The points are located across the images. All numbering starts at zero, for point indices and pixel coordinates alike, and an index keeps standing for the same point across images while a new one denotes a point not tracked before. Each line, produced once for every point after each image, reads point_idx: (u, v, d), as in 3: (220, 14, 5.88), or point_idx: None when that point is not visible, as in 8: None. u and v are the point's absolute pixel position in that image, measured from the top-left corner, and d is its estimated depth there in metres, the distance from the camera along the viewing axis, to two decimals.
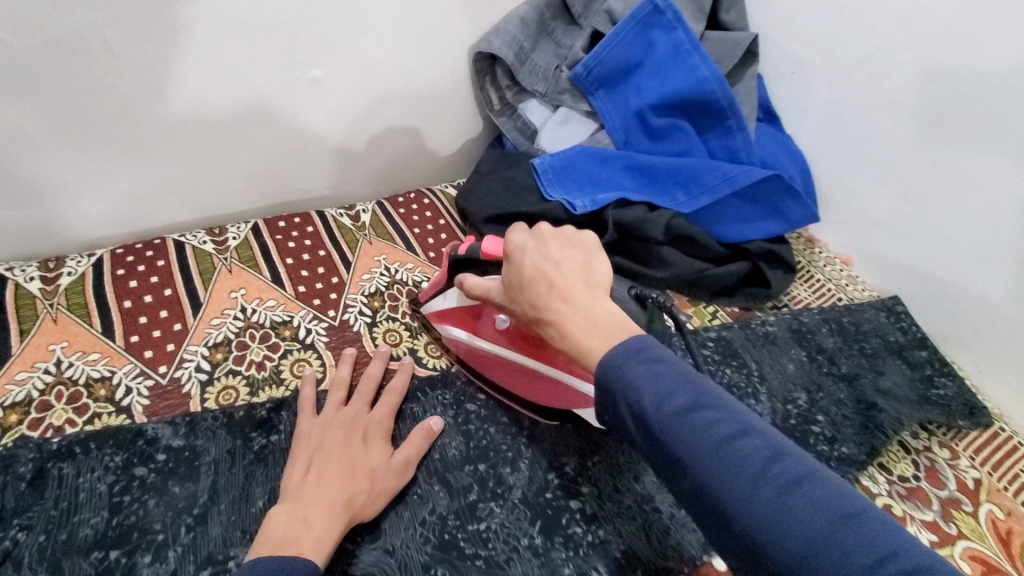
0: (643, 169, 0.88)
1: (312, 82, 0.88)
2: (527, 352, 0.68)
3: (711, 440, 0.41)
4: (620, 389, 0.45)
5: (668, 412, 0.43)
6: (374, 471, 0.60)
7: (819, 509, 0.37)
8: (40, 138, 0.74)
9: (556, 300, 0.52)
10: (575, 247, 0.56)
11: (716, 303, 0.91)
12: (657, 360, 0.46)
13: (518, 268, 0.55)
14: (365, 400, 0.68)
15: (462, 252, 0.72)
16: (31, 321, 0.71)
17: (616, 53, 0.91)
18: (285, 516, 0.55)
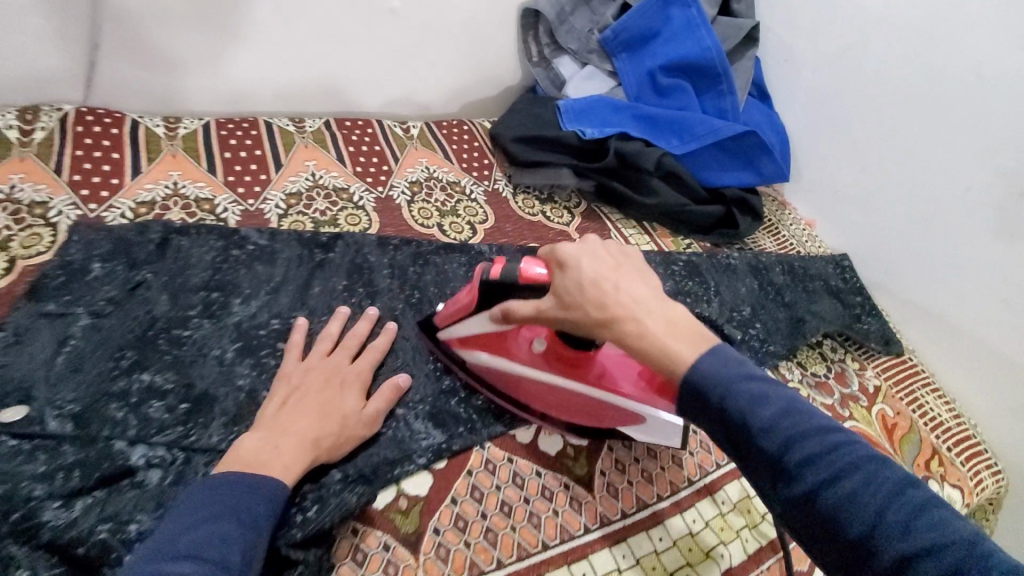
0: (646, 117, 1.07)
1: (391, 12, 1.09)
2: (566, 374, 0.70)
3: (817, 449, 0.48)
4: (721, 398, 0.52)
5: (774, 424, 0.50)
6: (345, 420, 0.62)
7: (932, 527, 0.43)
8: (183, 18, 0.95)
9: (622, 298, 0.59)
10: (623, 259, 0.64)
11: (692, 238, 1.09)
12: (751, 374, 0.53)
13: (580, 275, 0.61)
14: (349, 352, 0.69)
15: (495, 276, 0.67)
16: (156, 153, 0.92)
17: (639, 23, 1.12)
18: (257, 443, 0.58)
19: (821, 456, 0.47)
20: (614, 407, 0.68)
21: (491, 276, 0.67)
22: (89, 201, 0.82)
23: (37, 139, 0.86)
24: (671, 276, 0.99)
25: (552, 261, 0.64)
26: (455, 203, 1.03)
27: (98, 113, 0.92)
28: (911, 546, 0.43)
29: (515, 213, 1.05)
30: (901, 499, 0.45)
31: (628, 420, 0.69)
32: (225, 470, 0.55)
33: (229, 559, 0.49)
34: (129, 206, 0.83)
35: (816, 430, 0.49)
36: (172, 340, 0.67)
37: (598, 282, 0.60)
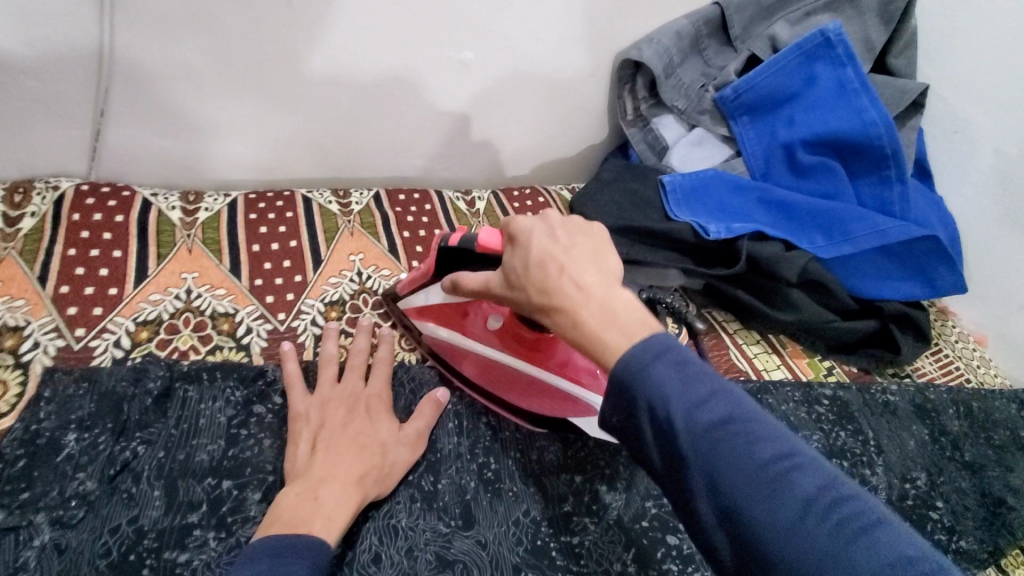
0: (781, 204, 0.84)
1: (462, 64, 0.88)
2: (520, 355, 0.67)
3: (747, 461, 0.37)
4: (641, 394, 0.40)
5: (692, 418, 0.39)
6: (383, 445, 0.58)
7: (873, 556, 0.33)
8: (207, 76, 0.77)
9: (566, 283, 0.47)
10: (584, 235, 0.51)
11: (833, 359, 0.86)
12: (681, 363, 0.41)
13: (525, 252, 0.50)
14: (359, 375, 0.64)
15: (454, 243, 0.64)
16: (169, 247, 0.73)
17: (772, 81, 0.88)
18: (294, 499, 0.51)
19: (748, 469, 0.36)
20: (567, 393, 0.64)
21: (450, 244, 0.64)
22: (76, 323, 0.64)
23: (26, 229, 0.69)
24: (816, 425, 0.76)
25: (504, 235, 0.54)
26: None
27: (101, 189, 0.74)
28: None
29: None
30: (841, 524, 0.34)
31: (582, 411, 0.63)
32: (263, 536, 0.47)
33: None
34: (127, 328, 0.65)
35: (747, 433, 0.38)
36: (160, 574, 0.47)
37: (546, 255, 0.49)
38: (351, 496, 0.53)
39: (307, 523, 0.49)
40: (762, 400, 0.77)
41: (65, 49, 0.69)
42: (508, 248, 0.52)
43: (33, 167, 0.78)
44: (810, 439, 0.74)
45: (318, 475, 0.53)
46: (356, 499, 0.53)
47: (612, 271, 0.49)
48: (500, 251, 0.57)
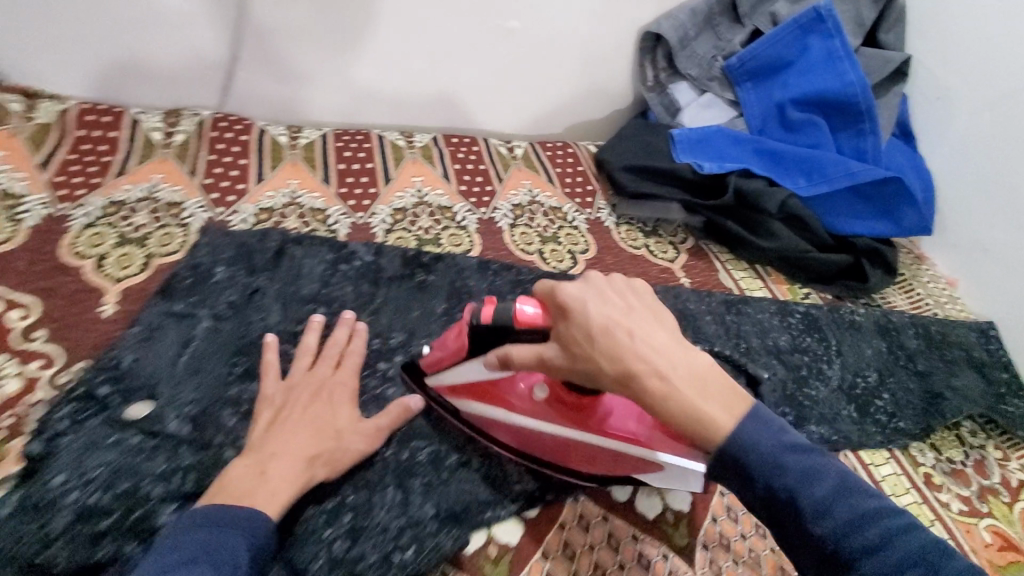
0: (771, 153, 0.99)
1: (509, 32, 1.08)
2: (572, 422, 0.63)
3: (854, 520, 0.46)
4: (757, 466, 0.49)
5: (791, 473, 0.49)
6: (339, 432, 0.61)
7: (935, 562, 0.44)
8: (310, 33, 0.98)
9: (638, 347, 0.52)
10: (631, 297, 0.57)
11: (811, 287, 1.00)
12: (787, 439, 0.50)
13: (585, 321, 0.53)
14: (330, 364, 0.67)
15: (487, 319, 0.59)
16: (278, 161, 0.96)
17: (771, 52, 1.05)
18: (242, 471, 0.56)
19: (861, 529, 0.46)
20: (626, 455, 0.62)
21: (483, 318, 0.59)
22: (218, 204, 0.87)
23: (177, 141, 0.93)
24: (788, 330, 0.92)
25: (550, 302, 0.56)
26: (557, 229, 1.00)
27: (232, 121, 0.98)
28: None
29: (617, 245, 1.00)
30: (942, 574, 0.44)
31: (647, 468, 0.63)
32: (204, 506, 0.53)
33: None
34: (251, 211, 0.88)
35: (854, 501, 0.47)
36: (283, 352, 0.70)
37: (610, 322, 0.53)
38: (298, 468, 0.57)
39: (250, 493, 0.54)
40: (742, 308, 0.92)
41: (211, 6, 0.93)
42: (564, 317, 0.55)
43: (180, 100, 1.02)
44: (778, 338, 0.90)
45: (268, 450, 0.58)
46: (304, 477, 0.57)
47: (667, 325, 0.56)
48: (548, 324, 0.56)
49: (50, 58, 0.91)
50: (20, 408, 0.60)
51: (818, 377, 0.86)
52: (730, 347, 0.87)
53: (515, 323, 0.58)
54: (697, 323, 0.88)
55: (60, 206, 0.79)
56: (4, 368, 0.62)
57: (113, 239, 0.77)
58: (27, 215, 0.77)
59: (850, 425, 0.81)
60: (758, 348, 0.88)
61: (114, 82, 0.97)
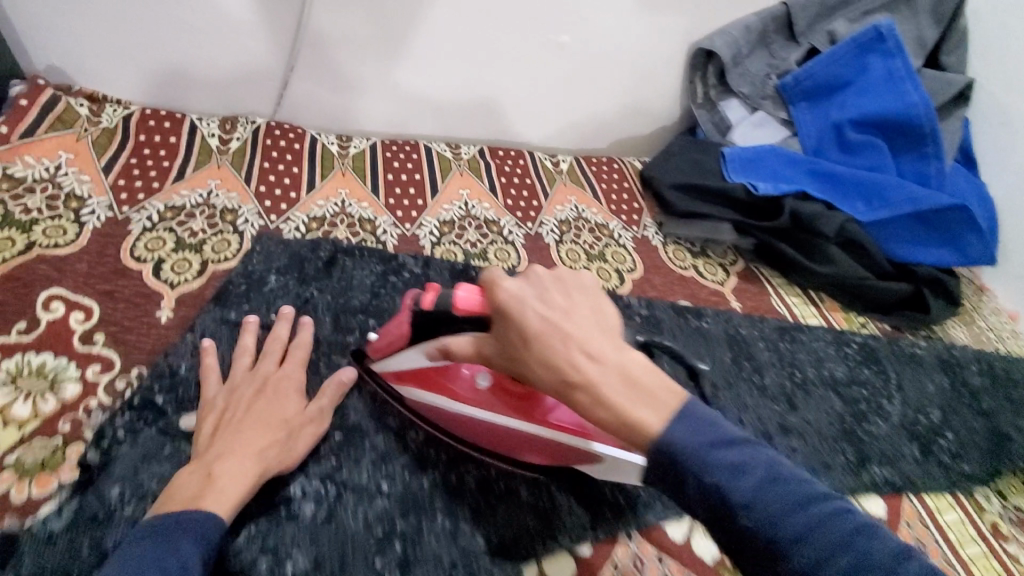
0: (828, 175, 0.97)
1: (559, 46, 1.07)
2: (515, 412, 0.62)
3: (807, 521, 0.41)
4: (693, 472, 0.44)
5: (724, 472, 0.44)
6: (290, 424, 0.60)
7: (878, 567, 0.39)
8: (364, 44, 0.99)
9: (573, 353, 0.49)
10: (575, 294, 0.52)
11: (868, 316, 0.97)
12: (720, 435, 0.45)
13: (523, 324, 0.51)
14: (274, 359, 0.66)
15: (431, 306, 0.59)
16: (329, 170, 0.97)
17: (829, 72, 1.02)
18: (189, 476, 0.53)
19: (795, 529, 0.41)
20: (567, 447, 0.61)
21: (424, 305, 0.60)
22: (271, 212, 0.88)
23: (233, 148, 0.95)
24: (845, 362, 0.89)
25: (490, 299, 0.54)
26: (603, 247, 0.98)
27: (285, 129, 1.00)
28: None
29: (665, 264, 0.98)
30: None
31: (585, 460, 0.61)
32: (153, 514, 0.50)
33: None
34: (303, 220, 0.89)
35: (793, 499, 0.42)
36: (332, 367, 0.70)
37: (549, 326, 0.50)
38: (249, 465, 0.55)
39: (198, 497, 0.51)
40: (796, 335, 0.90)
41: (263, 18, 0.94)
42: (503, 320, 0.52)
43: (234, 108, 1.04)
44: (835, 369, 0.87)
45: (215, 454, 0.55)
46: (257, 470, 0.55)
47: (611, 326, 0.52)
48: (484, 315, 0.55)
49: (111, 65, 0.94)
50: (81, 411, 0.61)
51: (878, 412, 0.83)
52: (785, 378, 0.84)
53: (455, 310, 0.57)
54: (750, 349, 0.86)
55: (121, 210, 0.81)
56: (66, 371, 0.63)
57: (170, 245, 0.79)
58: (89, 219, 0.78)
59: (913, 466, 0.77)
60: (814, 380, 0.85)
61: (169, 88, 0.99)
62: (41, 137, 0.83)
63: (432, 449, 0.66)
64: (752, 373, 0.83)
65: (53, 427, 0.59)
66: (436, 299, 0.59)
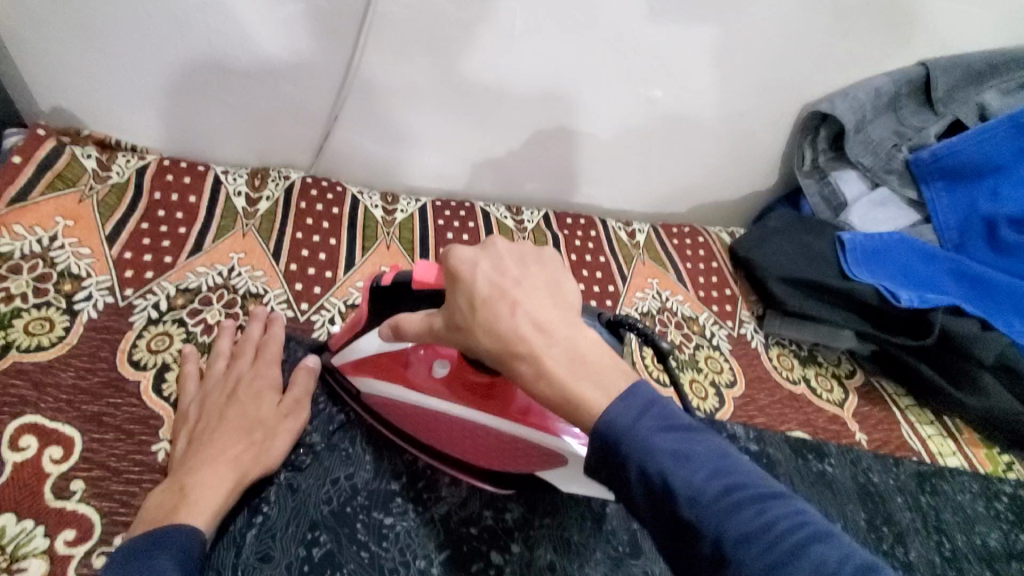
0: (976, 280, 0.79)
1: (648, 102, 0.90)
2: (473, 405, 0.54)
3: (757, 521, 0.33)
4: (630, 458, 0.37)
5: (667, 462, 0.36)
6: (265, 425, 0.57)
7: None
8: (422, 95, 0.84)
9: (519, 322, 0.42)
10: (535, 266, 0.46)
11: (1013, 454, 0.80)
12: (668, 419, 0.39)
13: (470, 288, 0.44)
14: (247, 360, 0.62)
15: (387, 282, 0.55)
16: (372, 241, 0.82)
17: (975, 151, 0.86)
18: (161, 494, 0.50)
19: (741, 531, 0.33)
20: (530, 446, 0.53)
21: (384, 282, 0.55)
22: (302, 297, 0.73)
23: (262, 210, 0.80)
24: (1002, 527, 0.72)
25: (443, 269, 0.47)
26: (695, 350, 0.81)
27: (323, 185, 0.85)
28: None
29: (770, 375, 0.81)
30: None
31: (551, 464, 0.53)
32: (129, 537, 0.47)
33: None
34: (339, 308, 0.75)
35: (740, 491, 0.35)
36: (371, 530, 0.56)
37: (497, 293, 0.43)
38: (225, 475, 0.52)
39: (173, 511, 0.48)
40: (937, 487, 0.72)
41: (309, 60, 0.79)
42: (449, 284, 0.45)
43: (268, 158, 0.90)
44: (988, 536, 0.70)
45: (188, 466, 0.52)
46: (232, 477, 0.52)
47: (570, 304, 0.45)
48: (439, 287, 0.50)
49: (126, 107, 0.81)
50: None
51: None
52: (933, 550, 0.67)
53: (412, 285, 0.52)
54: (888, 509, 0.68)
55: (123, 295, 0.66)
56: (32, 542, 0.48)
57: (180, 343, 0.64)
58: (84, 307, 0.64)
59: None
60: (965, 552, 0.68)
61: (191, 133, 0.85)
62: (36, 201, 0.69)
63: None
64: (894, 544, 0.66)
65: None
66: (395, 276, 0.54)
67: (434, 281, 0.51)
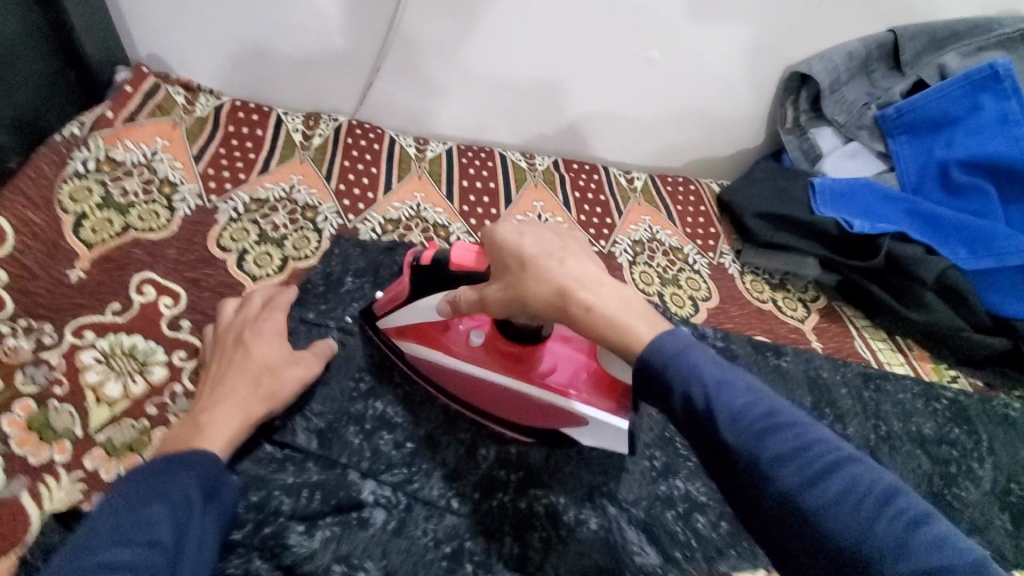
0: (926, 216, 0.90)
1: (648, 62, 1.03)
2: (506, 370, 0.64)
3: (786, 440, 0.42)
4: (679, 383, 0.46)
5: (711, 390, 0.45)
6: (272, 372, 0.61)
7: (843, 482, 0.40)
8: (452, 51, 0.99)
9: (568, 272, 0.52)
10: (559, 230, 0.56)
11: (957, 369, 0.93)
12: (710, 358, 0.47)
13: (519, 252, 0.53)
14: (255, 313, 0.66)
15: (426, 260, 0.61)
16: (406, 173, 0.97)
17: (936, 106, 0.98)
18: (178, 430, 0.56)
19: (771, 444, 0.42)
20: (552, 408, 0.63)
21: (423, 260, 0.61)
22: (349, 211, 0.89)
23: (315, 144, 0.94)
24: (934, 419, 0.85)
25: (489, 243, 0.56)
26: (677, 272, 0.95)
27: (366, 128, 0.98)
28: (891, 554, 0.37)
29: (742, 295, 0.94)
30: (882, 507, 0.39)
31: (569, 424, 0.63)
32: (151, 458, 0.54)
33: (163, 535, 0.46)
34: (379, 222, 0.90)
35: (769, 415, 0.44)
36: (404, 376, 0.70)
37: (545, 253, 0.52)
38: (234, 412, 0.57)
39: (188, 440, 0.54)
40: (881, 385, 0.86)
41: (360, 20, 0.94)
42: (497, 254, 0.54)
43: (318, 104, 1.05)
44: (922, 425, 0.84)
45: (202, 404, 0.58)
46: (241, 415, 0.57)
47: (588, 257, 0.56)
48: (482, 264, 0.58)
49: (206, 57, 0.97)
50: (166, 396, 0.63)
51: (968, 476, 0.81)
52: (869, 430, 0.81)
53: (451, 264, 0.59)
54: (834, 396, 0.82)
55: (209, 199, 0.82)
56: (154, 355, 0.65)
57: (254, 237, 0.80)
58: (181, 205, 0.80)
59: (1001, 538, 0.76)
60: (899, 434, 0.82)
61: (258, 81, 1.01)
62: (141, 122, 0.85)
63: (501, 471, 0.64)
64: (834, 420, 0.80)
65: (140, 410, 0.61)
66: (432, 254, 0.61)
67: (473, 257, 0.59)
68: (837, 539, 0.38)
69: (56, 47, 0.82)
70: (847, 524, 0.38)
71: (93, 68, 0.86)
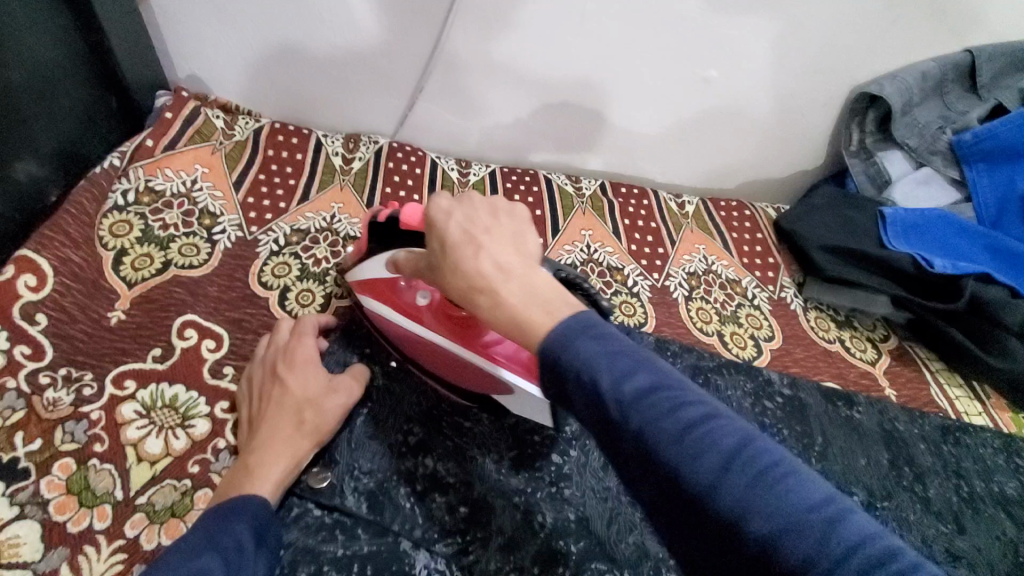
0: (1009, 254, 0.83)
1: (705, 81, 0.97)
2: (446, 332, 0.62)
3: (688, 429, 0.35)
4: (573, 372, 0.39)
5: (607, 376, 0.38)
6: (317, 408, 0.60)
7: (750, 473, 0.33)
8: (496, 70, 0.93)
9: (483, 263, 0.46)
10: (507, 218, 0.50)
11: None
12: (609, 340, 0.40)
13: (443, 233, 0.48)
14: (293, 341, 0.64)
15: (382, 219, 0.62)
16: None
17: (1017, 133, 0.91)
18: (232, 473, 0.55)
19: (671, 435, 0.35)
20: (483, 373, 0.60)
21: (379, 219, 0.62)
22: None
23: (355, 168, 0.91)
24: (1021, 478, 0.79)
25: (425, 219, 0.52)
26: (736, 308, 0.90)
27: (406, 150, 0.94)
28: (805, 554, 0.30)
29: (807, 335, 0.88)
30: (798, 501, 0.32)
31: (504, 390, 0.61)
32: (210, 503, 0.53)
33: None
34: None
35: (670, 400, 0.37)
36: (456, 428, 0.66)
37: (463, 237, 0.47)
38: (282, 457, 0.56)
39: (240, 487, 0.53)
40: (960, 439, 0.80)
41: (401, 39, 0.89)
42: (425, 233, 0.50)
43: (357, 125, 1.01)
44: (1006, 485, 0.78)
45: (251, 446, 0.57)
46: (290, 457, 0.56)
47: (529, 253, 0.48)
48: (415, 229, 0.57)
49: (246, 78, 0.94)
50: (209, 451, 0.61)
51: None
52: (951, 491, 0.75)
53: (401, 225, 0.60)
54: (911, 453, 0.77)
55: (250, 230, 0.79)
56: (196, 407, 0.63)
57: (295, 272, 0.77)
58: (221, 238, 0.77)
59: None
60: (982, 495, 0.76)
61: (298, 102, 0.98)
62: (181, 149, 0.82)
63: (561, 541, 0.59)
64: (914, 481, 0.74)
65: (182, 469, 0.59)
66: (389, 213, 0.61)
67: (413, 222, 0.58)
68: (747, 539, 0.32)
69: (96, 73, 0.80)
70: (758, 523, 0.32)
71: (132, 93, 0.84)
